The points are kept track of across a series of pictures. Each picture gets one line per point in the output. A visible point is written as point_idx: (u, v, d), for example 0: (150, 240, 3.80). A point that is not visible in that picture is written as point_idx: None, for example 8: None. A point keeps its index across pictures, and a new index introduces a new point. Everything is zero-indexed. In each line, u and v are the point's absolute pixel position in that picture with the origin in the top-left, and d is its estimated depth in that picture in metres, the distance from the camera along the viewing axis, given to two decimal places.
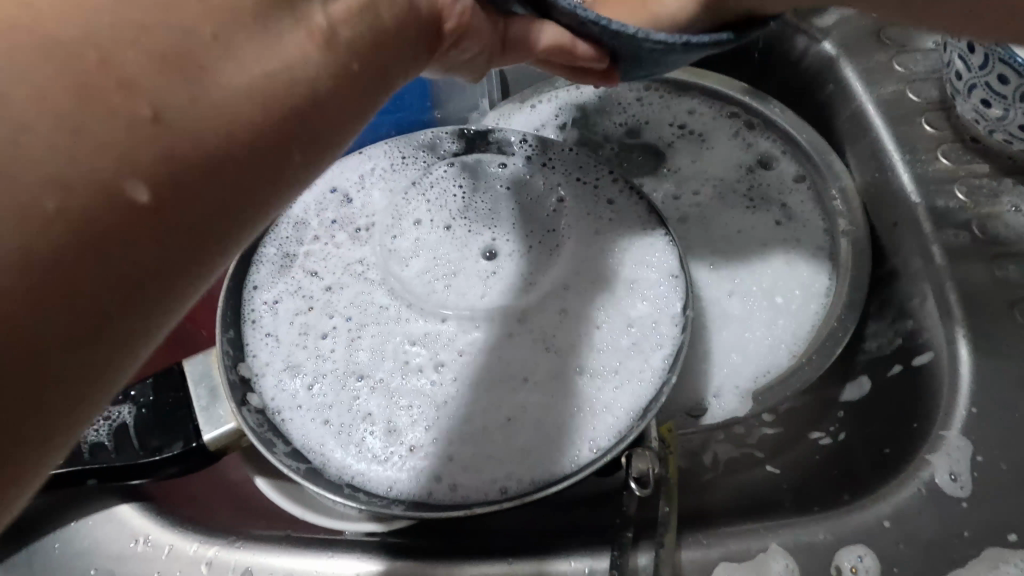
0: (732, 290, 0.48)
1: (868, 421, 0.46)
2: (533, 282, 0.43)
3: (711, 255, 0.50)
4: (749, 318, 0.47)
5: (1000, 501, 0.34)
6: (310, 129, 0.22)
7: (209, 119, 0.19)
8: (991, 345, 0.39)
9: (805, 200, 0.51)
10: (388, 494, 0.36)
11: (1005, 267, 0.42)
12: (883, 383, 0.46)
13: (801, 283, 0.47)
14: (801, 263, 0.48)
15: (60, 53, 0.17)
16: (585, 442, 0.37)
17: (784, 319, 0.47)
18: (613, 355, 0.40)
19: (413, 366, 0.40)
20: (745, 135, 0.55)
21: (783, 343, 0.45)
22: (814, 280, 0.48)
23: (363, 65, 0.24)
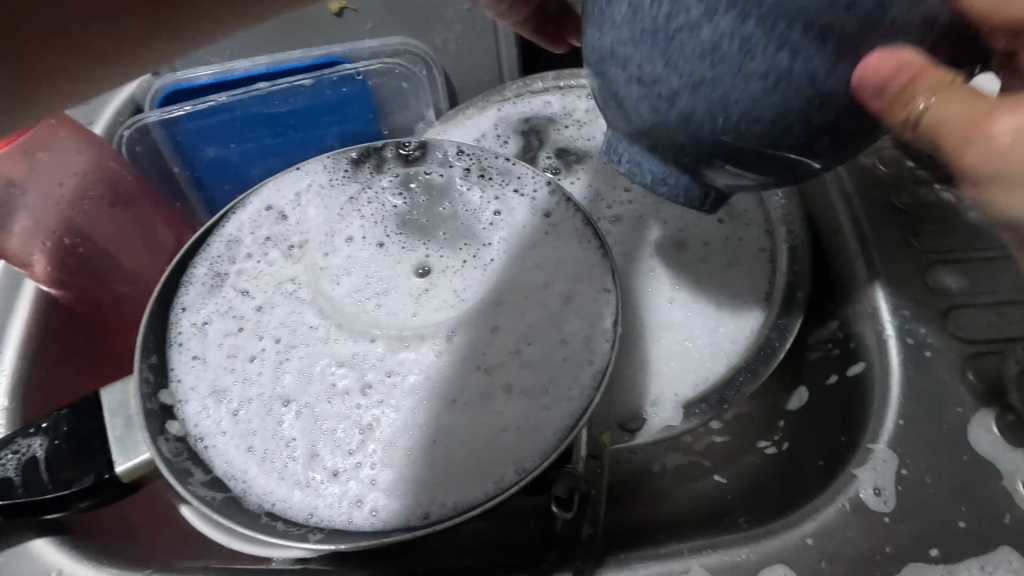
0: (673, 296, 0.47)
1: (809, 431, 0.45)
2: (465, 298, 0.42)
3: (652, 259, 0.49)
4: (690, 324, 0.46)
5: (925, 515, 0.34)
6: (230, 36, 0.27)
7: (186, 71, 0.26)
8: (921, 355, 0.39)
9: (750, 205, 0.50)
10: (308, 522, 0.35)
11: (935, 276, 0.41)
12: (823, 392, 0.45)
13: (743, 290, 0.47)
14: (743, 272, 0.48)
15: None
16: (511, 464, 0.36)
17: (725, 325, 0.46)
18: (544, 373, 0.39)
19: (340, 390, 0.39)
20: None
21: (721, 352, 0.45)
22: (755, 289, 0.47)
23: None
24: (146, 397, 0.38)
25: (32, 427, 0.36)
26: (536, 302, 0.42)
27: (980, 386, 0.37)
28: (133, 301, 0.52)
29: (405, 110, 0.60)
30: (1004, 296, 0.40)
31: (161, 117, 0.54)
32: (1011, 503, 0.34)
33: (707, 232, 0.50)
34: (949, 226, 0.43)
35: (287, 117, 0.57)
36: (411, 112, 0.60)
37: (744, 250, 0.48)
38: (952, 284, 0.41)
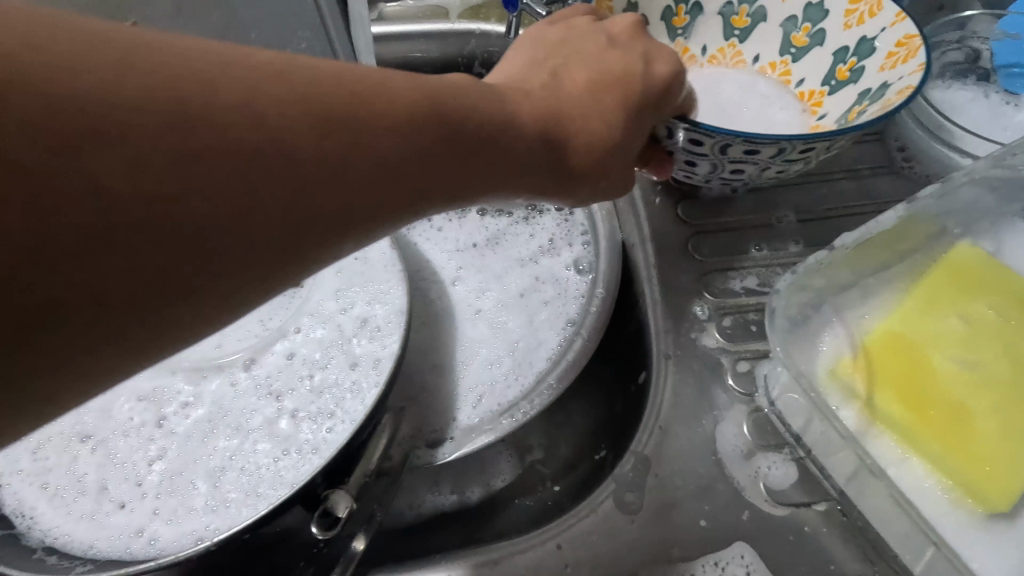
0: (483, 323, 0.50)
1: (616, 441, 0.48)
2: (267, 327, 0.44)
3: (477, 290, 0.51)
4: (496, 351, 0.48)
5: (669, 517, 0.36)
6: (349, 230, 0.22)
7: (227, 203, 0.18)
8: (687, 360, 0.41)
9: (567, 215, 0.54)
10: (85, 554, 0.37)
11: (711, 283, 0.43)
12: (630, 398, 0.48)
13: (556, 317, 0.50)
14: (555, 277, 0.52)
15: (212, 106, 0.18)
16: (285, 487, 0.38)
17: (532, 351, 0.48)
18: (331, 397, 0.41)
19: (136, 423, 0.41)
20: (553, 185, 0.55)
21: (538, 354, 0.48)
22: (567, 313, 0.50)
23: (478, 141, 0.25)
24: None
25: None
26: (334, 328, 0.44)
27: (738, 386, 0.39)
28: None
29: None
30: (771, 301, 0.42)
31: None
32: (749, 500, 0.36)
33: (524, 234, 0.54)
34: (732, 234, 0.45)
35: None
36: None
37: (558, 266, 0.52)
38: (727, 290, 0.43)
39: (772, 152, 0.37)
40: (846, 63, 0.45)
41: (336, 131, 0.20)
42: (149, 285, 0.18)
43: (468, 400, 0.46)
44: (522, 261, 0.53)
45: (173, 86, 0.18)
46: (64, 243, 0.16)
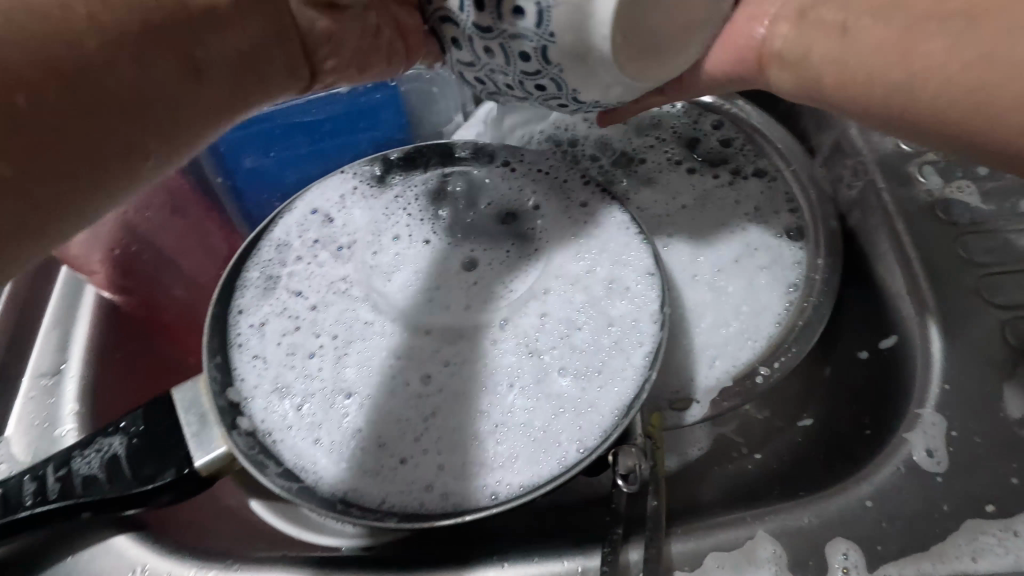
0: (698, 277, 0.48)
1: (839, 407, 0.47)
2: (514, 289, 0.44)
3: (685, 248, 0.49)
4: (718, 310, 0.46)
5: (977, 474, 0.35)
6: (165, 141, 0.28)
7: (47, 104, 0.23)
8: (960, 321, 0.40)
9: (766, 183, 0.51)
10: (381, 506, 0.37)
11: (968, 246, 0.43)
12: (852, 365, 0.47)
13: (773, 278, 0.47)
14: (769, 245, 0.48)
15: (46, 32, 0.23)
16: (572, 442, 0.38)
17: (751, 309, 0.46)
18: (597, 355, 0.41)
19: (400, 380, 0.41)
20: (750, 152, 0.54)
21: (765, 321, 0.46)
22: (785, 273, 0.47)
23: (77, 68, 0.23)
24: (215, 393, 0.39)
25: (108, 426, 0.37)
26: (583, 288, 0.43)
27: (1018, 346, 0.39)
28: (187, 302, 0.55)
29: (436, 113, 0.61)
30: None
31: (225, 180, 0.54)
32: None
33: (728, 200, 0.51)
34: (978, 200, 0.45)
35: (322, 124, 0.54)
36: (442, 113, 0.61)
37: (771, 231, 0.49)
38: (987, 252, 0.42)
39: None
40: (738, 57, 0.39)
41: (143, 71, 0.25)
42: (50, 156, 0.24)
43: (705, 362, 0.45)
44: (732, 227, 0.50)
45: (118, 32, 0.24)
46: (46, 103, 0.23)
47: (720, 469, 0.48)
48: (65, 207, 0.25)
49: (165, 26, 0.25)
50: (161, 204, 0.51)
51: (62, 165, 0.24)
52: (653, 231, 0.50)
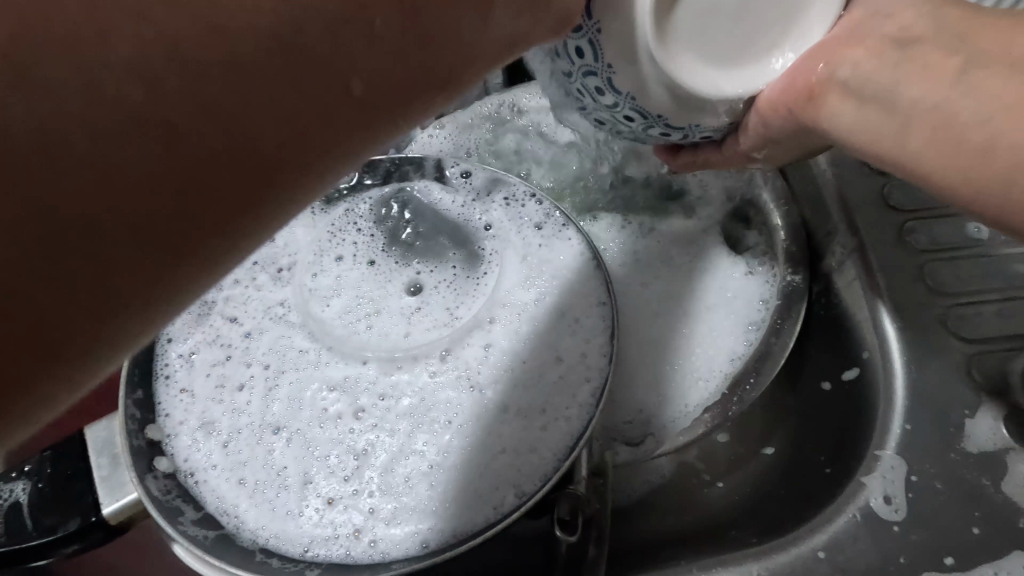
0: (662, 317, 0.46)
1: (802, 436, 0.45)
2: (459, 316, 0.41)
3: (651, 286, 0.48)
4: (676, 349, 0.45)
5: (936, 523, 0.33)
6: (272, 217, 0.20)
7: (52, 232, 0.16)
8: (924, 355, 0.38)
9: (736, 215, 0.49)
10: (304, 556, 0.34)
11: (936, 273, 0.41)
12: (817, 399, 0.45)
13: (734, 317, 0.45)
14: (730, 287, 0.47)
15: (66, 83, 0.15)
16: (510, 487, 0.36)
17: (707, 349, 0.45)
18: (540, 391, 0.39)
19: (332, 415, 0.38)
20: (731, 175, 0.50)
21: (717, 364, 0.44)
22: (746, 311, 0.45)
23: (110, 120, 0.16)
24: (132, 434, 0.37)
25: (13, 472, 0.35)
26: (531, 318, 0.41)
27: (985, 383, 0.37)
28: None
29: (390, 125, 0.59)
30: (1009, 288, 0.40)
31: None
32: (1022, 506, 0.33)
33: (682, 234, 0.50)
34: (952, 223, 0.42)
35: None
36: None
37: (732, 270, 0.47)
38: (956, 280, 0.40)
39: None
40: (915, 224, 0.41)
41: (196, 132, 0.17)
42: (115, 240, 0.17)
43: (659, 400, 0.44)
44: (683, 264, 0.48)
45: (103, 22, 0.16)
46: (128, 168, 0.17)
47: (680, 503, 0.45)
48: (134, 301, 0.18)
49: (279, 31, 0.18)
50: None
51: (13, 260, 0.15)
52: (614, 267, 0.49)
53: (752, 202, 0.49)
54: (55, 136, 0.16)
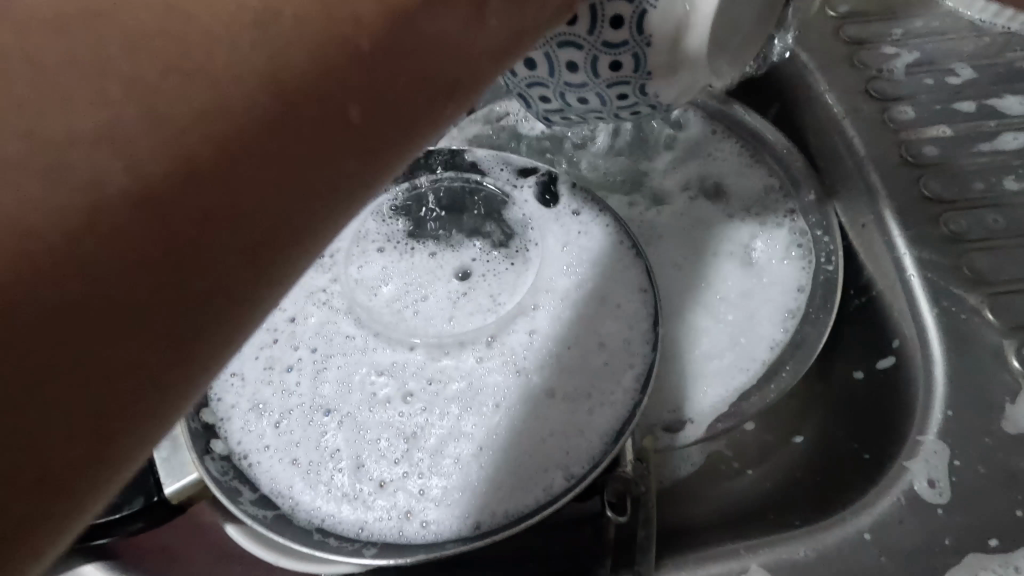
0: (700, 306, 0.46)
1: (834, 421, 0.45)
2: (502, 303, 0.42)
3: (688, 273, 0.47)
4: (716, 337, 0.45)
5: (980, 506, 0.34)
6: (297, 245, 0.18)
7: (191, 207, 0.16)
8: (963, 343, 0.39)
9: (773, 202, 0.48)
10: (359, 536, 0.35)
11: (974, 263, 0.41)
12: (847, 387, 0.45)
13: (774, 305, 0.45)
14: (771, 272, 0.46)
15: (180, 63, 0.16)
16: (559, 470, 0.36)
17: (746, 339, 0.44)
18: (586, 377, 0.39)
19: (382, 399, 0.39)
20: (768, 166, 0.50)
21: (759, 349, 0.44)
22: (786, 299, 0.45)
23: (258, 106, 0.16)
24: (189, 417, 0.38)
25: None
26: (573, 304, 0.42)
27: None
28: None
29: None
30: None
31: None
32: None
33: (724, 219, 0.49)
34: (991, 214, 0.43)
35: None
36: None
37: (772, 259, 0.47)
38: (994, 269, 0.41)
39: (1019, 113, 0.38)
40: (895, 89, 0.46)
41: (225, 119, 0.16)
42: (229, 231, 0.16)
43: (704, 386, 0.43)
44: (726, 249, 0.48)
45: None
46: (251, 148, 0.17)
47: (718, 489, 0.46)
48: (307, 235, 0.18)
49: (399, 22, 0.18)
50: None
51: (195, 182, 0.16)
52: (653, 254, 0.48)
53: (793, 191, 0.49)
54: (217, 82, 0.16)
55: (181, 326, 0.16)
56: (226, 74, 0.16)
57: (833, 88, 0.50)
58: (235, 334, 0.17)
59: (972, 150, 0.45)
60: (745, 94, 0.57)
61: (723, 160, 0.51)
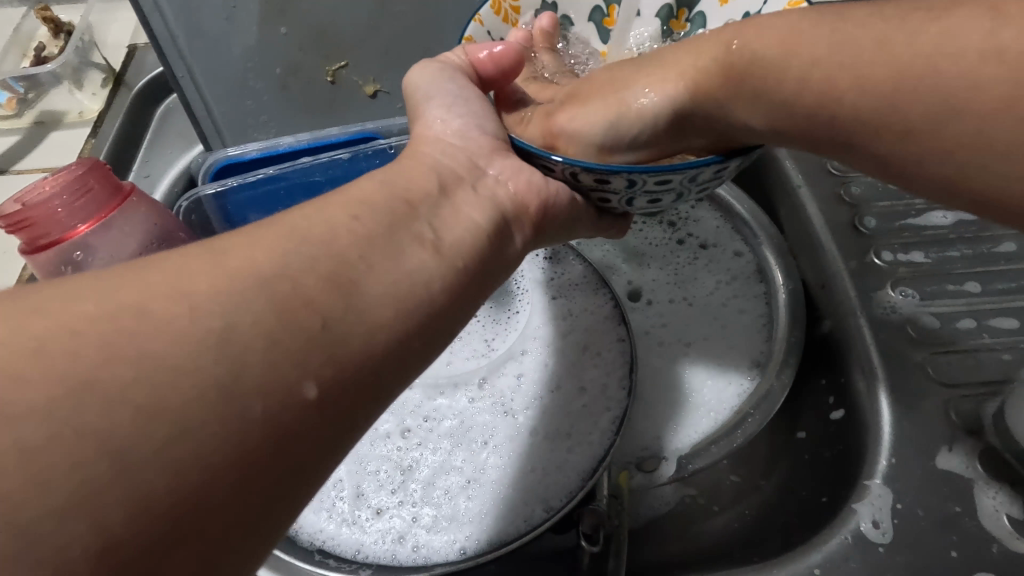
0: (673, 357, 0.51)
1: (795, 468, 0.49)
2: (493, 348, 0.47)
3: (663, 330, 0.52)
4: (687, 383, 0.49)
5: (918, 546, 0.38)
6: (330, 455, 0.23)
7: (262, 394, 0.21)
8: (908, 399, 0.43)
9: (744, 270, 0.55)
10: (356, 558, 0.39)
11: (916, 324, 0.46)
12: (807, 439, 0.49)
13: (736, 352, 0.50)
14: (733, 323, 0.52)
15: (269, 292, 0.23)
16: (539, 503, 0.40)
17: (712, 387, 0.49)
18: (567, 419, 0.43)
19: (381, 433, 0.43)
20: (734, 238, 0.57)
21: (730, 383, 0.49)
22: (749, 350, 0.50)
23: (324, 346, 0.23)
24: None
25: None
26: (558, 351, 0.47)
27: (960, 424, 0.42)
28: None
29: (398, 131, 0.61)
30: (980, 343, 0.45)
31: (214, 191, 0.55)
32: (994, 534, 0.38)
33: (696, 285, 0.55)
34: (935, 281, 0.48)
35: (323, 184, 0.59)
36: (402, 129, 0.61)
37: (738, 318, 0.52)
38: (935, 329, 0.46)
39: (763, 230, 0.55)
40: (679, 14, 0.50)
41: (290, 326, 0.23)
42: (297, 435, 0.22)
43: (674, 427, 0.48)
44: (693, 298, 0.54)
45: (274, 244, 0.25)
46: (302, 363, 0.22)
47: (696, 529, 0.49)
48: (336, 438, 0.24)
49: (424, 297, 0.27)
50: (81, 189, 0.42)
51: (255, 434, 0.21)
52: (633, 308, 0.54)
53: (763, 261, 0.54)
54: (288, 293, 0.23)
55: (243, 506, 0.21)
56: (302, 317, 0.23)
57: (796, 162, 0.55)
58: (277, 517, 0.22)
59: (915, 224, 0.51)
60: None
61: (696, 227, 0.58)
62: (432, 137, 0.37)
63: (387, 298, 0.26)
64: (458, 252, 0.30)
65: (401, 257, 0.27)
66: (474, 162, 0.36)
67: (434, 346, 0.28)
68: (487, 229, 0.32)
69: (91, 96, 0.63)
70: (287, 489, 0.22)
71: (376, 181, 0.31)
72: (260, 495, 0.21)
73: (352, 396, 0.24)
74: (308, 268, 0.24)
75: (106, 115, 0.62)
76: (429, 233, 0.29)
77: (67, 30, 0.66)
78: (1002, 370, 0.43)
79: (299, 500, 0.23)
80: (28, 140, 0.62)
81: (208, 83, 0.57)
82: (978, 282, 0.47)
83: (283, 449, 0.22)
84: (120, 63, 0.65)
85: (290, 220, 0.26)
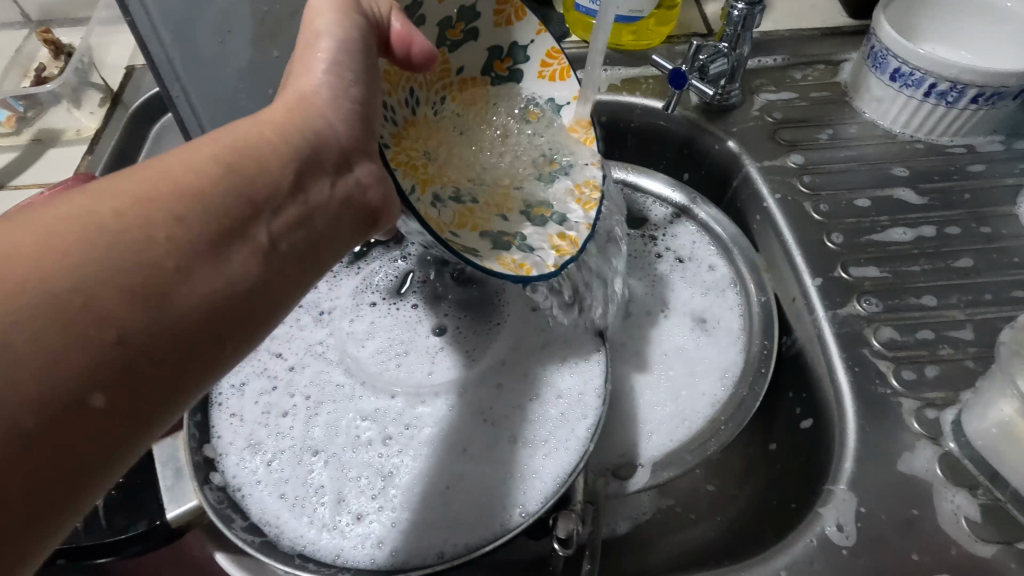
0: (651, 367, 0.53)
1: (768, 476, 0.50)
2: (475, 358, 0.49)
3: (641, 340, 0.54)
4: (664, 391, 0.51)
5: (881, 548, 0.39)
6: (116, 462, 0.23)
7: (39, 410, 0.20)
8: (873, 407, 0.44)
9: (720, 283, 0.57)
10: (336, 561, 0.39)
11: (880, 335, 0.48)
12: (779, 448, 0.51)
13: (713, 360, 0.52)
14: (710, 333, 0.54)
15: (53, 307, 0.21)
16: (516, 508, 0.41)
17: (691, 393, 0.51)
18: (545, 426, 0.45)
19: (363, 440, 0.45)
20: (709, 252, 0.59)
21: (705, 392, 0.51)
22: (725, 359, 0.52)
23: (113, 362, 0.22)
24: (193, 450, 0.42)
25: None
26: (536, 361, 0.48)
27: (923, 431, 0.43)
28: None
29: None
30: (941, 353, 0.47)
31: None
32: (954, 536, 0.39)
33: (673, 297, 0.56)
34: (899, 294, 0.50)
35: None
36: None
37: (714, 329, 0.54)
38: (899, 340, 0.48)
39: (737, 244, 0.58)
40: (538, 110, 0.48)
41: (80, 343, 0.21)
42: (80, 445, 0.22)
43: (650, 433, 0.49)
44: (671, 310, 0.56)
45: (67, 240, 0.22)
46: (91, 378, 0.21)
47: (673, 538, 0.50)
48: (125, 446, 0.23)
49: (236, 303, 0.27)
50: None
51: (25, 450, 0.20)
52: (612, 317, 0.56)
53: (740, 274, 0.56)
54: (80, 303, 0.22)
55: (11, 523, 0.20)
56: (91, 331, 0.22)
57: (768, 182, 0.58)
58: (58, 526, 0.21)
59: (880, 240, 0.53)
60: (699, 184, 0.65)
61: (675, 242, 0.60)
62: (301, 104, 0.33)
63: (198, 305, 0.25)
64: (286, 257, 0.29)
65: (221, 262, 0.26)
66: (343, 153, 0.33)
67: (243, 345, 0.27)
68: (324, 234, 0.32)
69: (88, 114, 0.65)
70: (65, 502, 0.21)
71: (216, 159, 0.28)
72: (29, 507, 0.20)
73: (144, 404, 0.23)
74: (111, 281, 0.22)
75: (103, 132, 0.64)
76: (261, 236, 0.28)
77: (67, 52, 0.68)
78: (961, 380, 0.45)
79: (72, 515, 0.22)
80: (26, 156, 0.64)
81: (203, 103, 0.59)
82: (935, 295, 0.50)
83: (66, 463, 0.21)
84: (118, 83, 0.67)
85: (108, 196, 0.24)
